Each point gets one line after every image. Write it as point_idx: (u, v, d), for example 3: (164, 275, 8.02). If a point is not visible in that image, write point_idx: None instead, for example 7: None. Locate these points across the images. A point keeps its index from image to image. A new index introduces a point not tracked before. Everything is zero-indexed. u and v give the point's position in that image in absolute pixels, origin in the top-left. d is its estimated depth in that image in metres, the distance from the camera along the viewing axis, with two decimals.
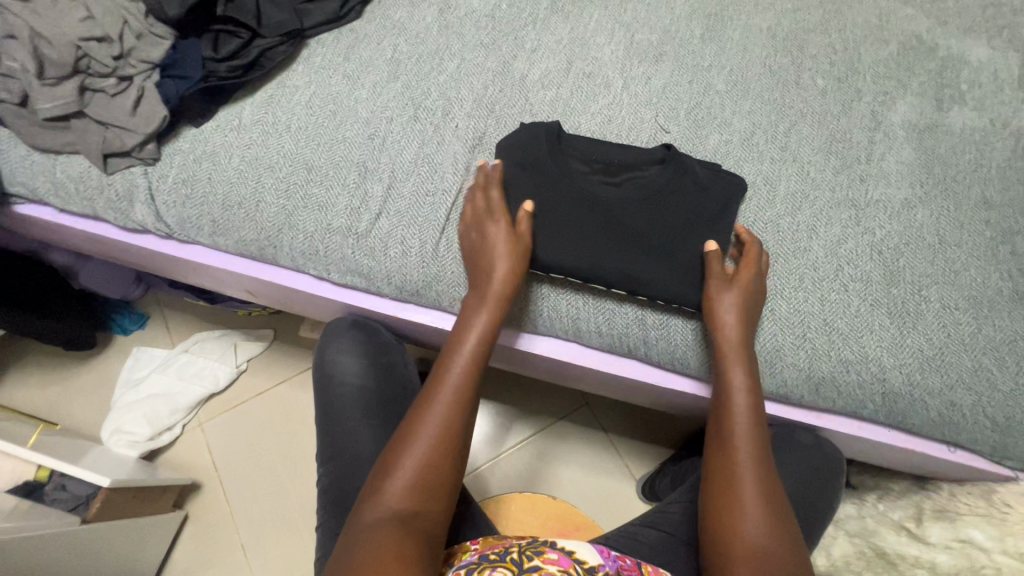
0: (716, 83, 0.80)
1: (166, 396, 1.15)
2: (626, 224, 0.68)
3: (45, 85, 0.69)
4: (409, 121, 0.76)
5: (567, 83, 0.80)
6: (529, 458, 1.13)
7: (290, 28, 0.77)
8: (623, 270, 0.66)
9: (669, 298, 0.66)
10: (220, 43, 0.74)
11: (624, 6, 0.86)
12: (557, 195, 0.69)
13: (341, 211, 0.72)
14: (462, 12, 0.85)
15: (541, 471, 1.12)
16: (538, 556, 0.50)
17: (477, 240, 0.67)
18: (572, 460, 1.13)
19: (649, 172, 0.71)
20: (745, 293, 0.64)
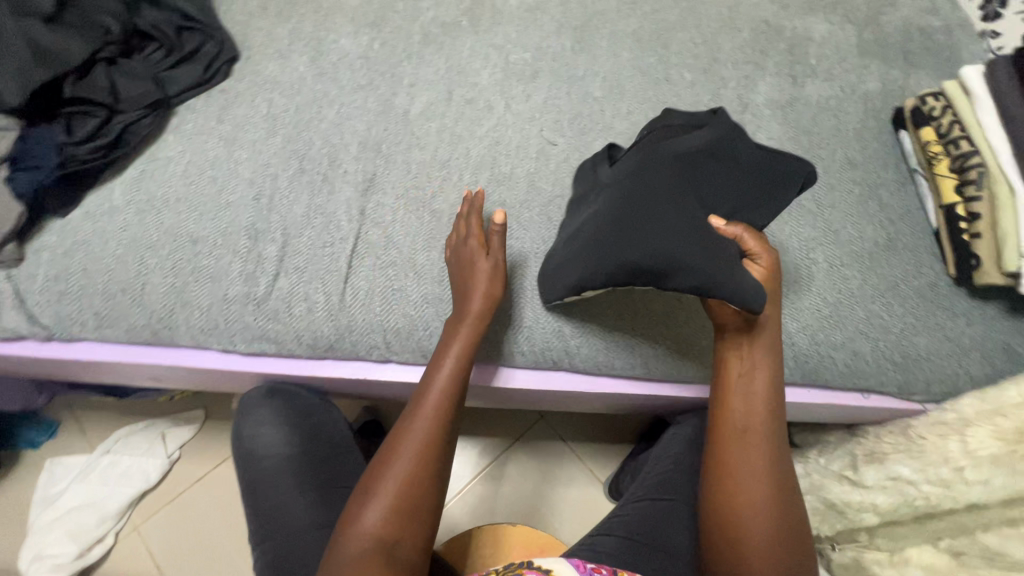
0: (593, 90, 0.84)
1: (91, 505, 1.06)
2: (656, 207, 0.58)
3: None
4: (295, 174, 0.75)
5: (451, 111, 0.81)
6: (492, 486, 1.10)
7: (153, 99, 0.74)
8: (636, 261, 0.56)
9: (700, 288, 0.53)
10: (76, 125, 0.69)
11: (495, 30, 0.88)
12: (634, 187, 0.60)
13: (236, 279, 0.68)
14: (335, 57, 0.84)
15: (506, 497, 1.10)
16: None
17: (456, 260, 0.66)
18: (534, 478, 1.11)
19: (694, 133, 0.62)
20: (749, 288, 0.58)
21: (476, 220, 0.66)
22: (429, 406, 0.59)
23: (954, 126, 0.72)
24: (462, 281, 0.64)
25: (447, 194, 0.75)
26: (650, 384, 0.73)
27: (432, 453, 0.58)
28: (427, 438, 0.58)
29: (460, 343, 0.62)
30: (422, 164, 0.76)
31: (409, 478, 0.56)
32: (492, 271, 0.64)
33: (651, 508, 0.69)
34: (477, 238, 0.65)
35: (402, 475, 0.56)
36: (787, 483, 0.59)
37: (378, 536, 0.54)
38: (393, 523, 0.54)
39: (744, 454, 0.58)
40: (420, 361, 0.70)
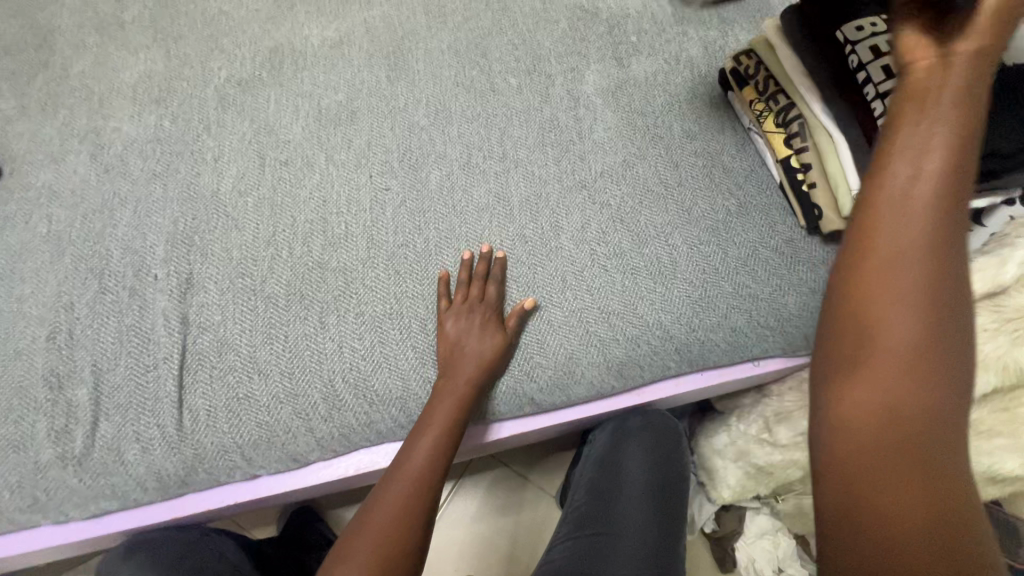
0: (418, 119, 0.78)
1: None
2: None
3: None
4: (95, 296, 0.65)
5: (266, 179, 0.73)
6: (453, 534, 1.06)
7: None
8: None
9: None
10: None
11: (299, 76, 0.81)
12: None
13: (44, 441, 0.58)
14: (119, 147, 0.74)
15: (470, 542, 1.05)
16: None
17: (449, 331, 0.63)
18: (492, 512, 1.08)
19: None
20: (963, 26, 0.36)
21: (488, 287, 0.66)
22: (412, 473, 0.58)
23: (770, 82, 0.72)
24: (443, 352, 0.63)
25: (279, 273, 0.67)
26: (547, 415, 0.68)
27: (410, 529, 0.54)
28: (408, 503, 0.56)
29: (449, 405, 0.60)
30: (244, 246, 0.68)
31: (386, 546, 0.52)
32: (483, 342, 0.63)
33: (578, 547, 0.61)
34: (492, 307, 0.65)
35: (378, 541, 0.53)
36: (944, 379, 0.34)
37: None
38: None
39: (890, 320, 0.35)
40: (292, 467, 0.63)
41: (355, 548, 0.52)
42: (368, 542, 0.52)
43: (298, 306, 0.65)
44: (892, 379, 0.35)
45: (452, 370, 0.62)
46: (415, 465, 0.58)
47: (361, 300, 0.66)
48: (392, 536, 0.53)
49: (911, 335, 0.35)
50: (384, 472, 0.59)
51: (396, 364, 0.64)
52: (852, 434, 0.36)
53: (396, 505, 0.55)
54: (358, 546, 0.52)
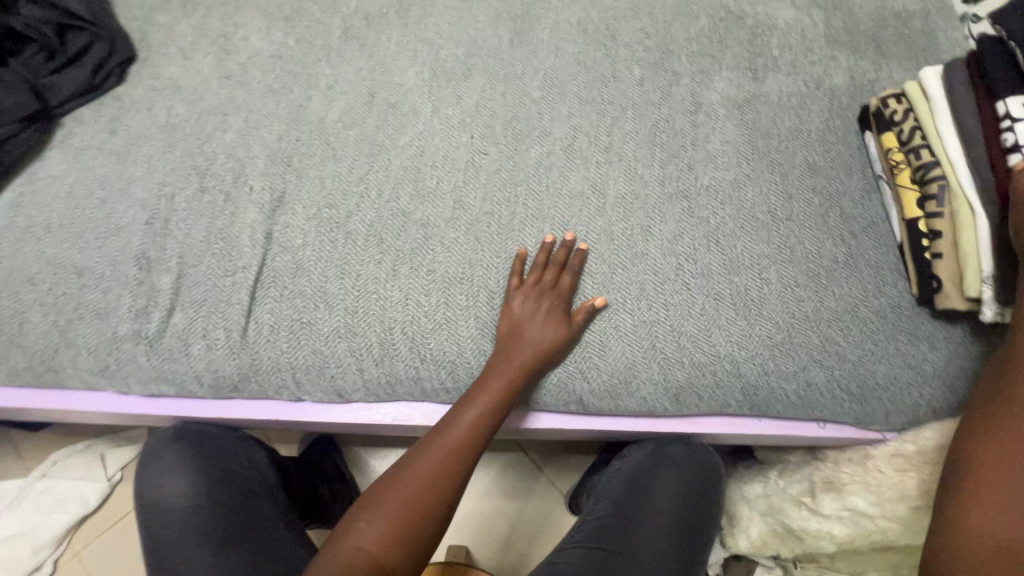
0: (531, 90, 0.76)
1: (27, 534, 1.02)
2: None
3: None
4: (195, 193, 0.67)
5: (372, 117, 0.73)
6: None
7: (29, 111, 0.66)
8: None
9: None
10: None
11: (425, 22, 0.80)
12: None
13: (124, 316, 0.62)
14: (244, 57, 0.76)
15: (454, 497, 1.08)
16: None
17: (514, 309, 0.62)
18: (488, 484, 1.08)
19: None
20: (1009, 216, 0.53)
21: (562, 276, 0.64)
22: (452, 442, 0.57)
23: (916, 133, 0.65)
24: (505, 329, 0.62)
25: (364, 212, 0.67)
26: (588, 418, 0.66)
27: (441, 496, 0.55)
28: (444, 473, 0.56)
29: (498, 385, 0.59)
30: (338, 178, 0.69)
31: (416, 509, 0.54)
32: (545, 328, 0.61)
33: (590, 559, 0.61)
34: (561, 296, 0.63)
35: (408, 501, 0.54)
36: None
37: (373, 558, 0.51)
38: (394, 548, 0.52)
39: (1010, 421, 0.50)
40: (335, 401, 0.65)
41: (387, 498, 0.54)
42: (400, 496, 0.54)
43: (375, 249, 0.66)
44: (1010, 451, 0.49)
45: (510, 350, 0.60)
46: (456, 434, 0.58)
47: (435, 259, 0.66)
48: (424, 497, 0.54)
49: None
50: (425, 433, 0.59)
51: (455, 330, 0.63)
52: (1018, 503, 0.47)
53: (431, 468, 0.56)
54: (389, 501, 0.54)
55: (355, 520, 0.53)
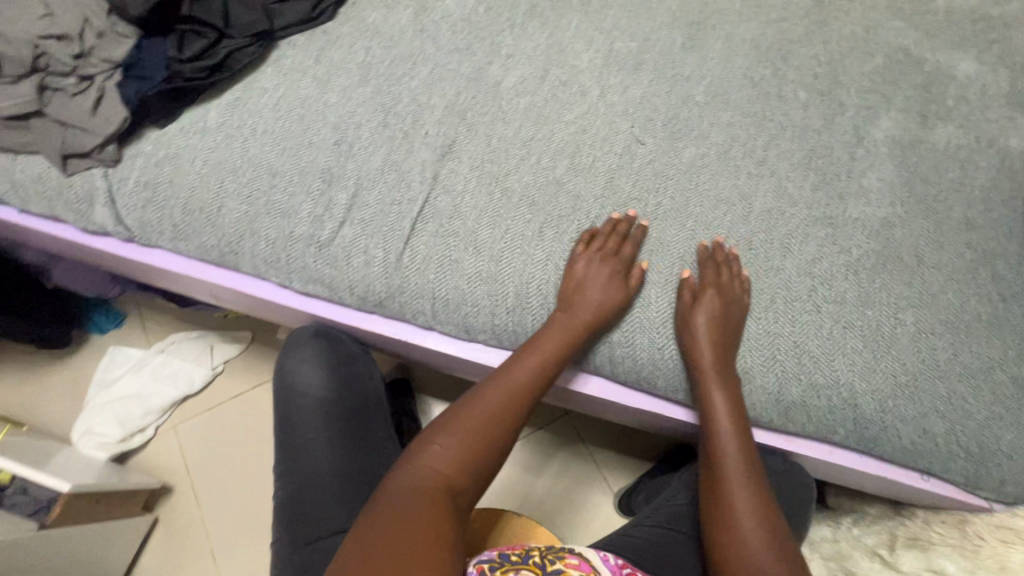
0: (696, 94, 0.78)
1: (139, 397, 1.15)
2: None
3: (4, 84, 0.68)
4: (378, 127, 0.75)
5: (543, 91, 0.78)
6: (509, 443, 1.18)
7: (259, 29, 0.75)
8: None
9: None
10: (187, 41, 0.71)
11: (605, 13, 0.84)
12: None
13: (304, 219, 0.70)
14: (438, 15, 0.82)
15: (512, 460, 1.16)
16: (562, 560, 0.55)
17: (578, 271, 0.66)
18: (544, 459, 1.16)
19: None
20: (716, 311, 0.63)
21: (624, 246, 0.68)
22: (514, 383, 0.63)
23: None
24: (568, 288, 0.66)
25: (522, 175, 0.73)
26: (690, 410, 0.69)
27: (507, 428, 0.61)
28: (505, 412, 0.62)
29: (557, 338, 0.64)
30: (504, 139, 0.75)
31: (479, 438, 0.60)
32: (587, 294, 0.65)
33: (663, 537, 0.68)
34: (621, 262, 0.66)
35: (473, 434, 0.60)
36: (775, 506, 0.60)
37: (445, 478, 0.57)
38: (461, 472, 0.58)
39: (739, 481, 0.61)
40: (461, 337, 0.70)
41: (456, 427, 0.60)
42: (467, 428, 0.60)
43: (527, 209, 0.71)
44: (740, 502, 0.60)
45: (568, 308, 0.65)
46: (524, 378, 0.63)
47: (579, 230, 0.70)
48: (489, 429, 0.60)
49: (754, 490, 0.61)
50: (490, 374, 0.65)
51: None
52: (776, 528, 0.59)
53: (492, 407, 0.62)
54: (455, 431, 0.60)
55: (424, 443, 0.60)
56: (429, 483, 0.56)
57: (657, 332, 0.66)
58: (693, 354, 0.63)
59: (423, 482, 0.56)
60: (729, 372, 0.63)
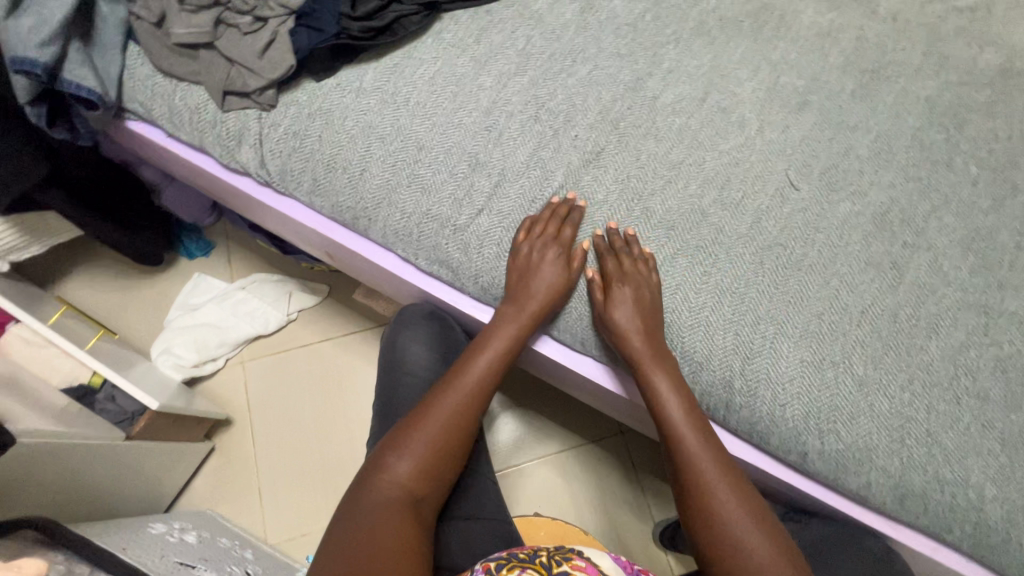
0: (860, 146, 0.74)
1: (217, 328, 1.18)
2: None
3: (184, 11, 0.69)
4: (529, 120, 0.74)
5: (700, 114, 0.75)
6: (565, 445, 1.19)
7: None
8: None
9: None
10: None
11: (775, 43, 0.80)
12: None
13: (443, 200, 0.70)
14: (603, 15, 0.80)
15: (566, 460, 1.17)
16: (568, 562, 0.50)
17: (521, 252, 0.67)
18: (598, 467, 1.17)
19: None
20: (646, 293, 0.64)
21: (563, 229, 0.68)
22: (469, 385, 0.64)
23: None
24: (519, 277, 0.66)
25: (666, 198, 0.70)
26: (794, 472, 0.66)
27: (465, 419, 0.63)
28: (459, 409, 0.63)
29: (510, 328, 0.66)
30: (653, 156, 0.72)
31: (437, 443, 0.60)
32: (534, 287, 0.65)
33: None
34: (563, 247, 0.67)
35: (432, 437, 0.60)
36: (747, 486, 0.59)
37: (404, 488, 0.58)
38: (421, 481, 0.59)
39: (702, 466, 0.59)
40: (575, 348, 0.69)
41: (410, 438, 0.60)
42: (423, 436, 0.60)
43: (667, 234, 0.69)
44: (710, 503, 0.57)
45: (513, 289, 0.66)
46: (472, 372, 0.65)
47: (717, 265, 0.67)
48: (455, 426, 0.62)
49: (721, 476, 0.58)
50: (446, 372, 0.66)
51: (713, 336, 0.65)
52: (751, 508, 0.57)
53: (445, 414, 0.62)
54: (413, 436, 0.60)
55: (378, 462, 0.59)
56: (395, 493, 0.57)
57: (782, 388, 0.63)
58: (640, 362, 0.62)
59: (387, 491, 0.57)
60: (670, 364, 0.63)
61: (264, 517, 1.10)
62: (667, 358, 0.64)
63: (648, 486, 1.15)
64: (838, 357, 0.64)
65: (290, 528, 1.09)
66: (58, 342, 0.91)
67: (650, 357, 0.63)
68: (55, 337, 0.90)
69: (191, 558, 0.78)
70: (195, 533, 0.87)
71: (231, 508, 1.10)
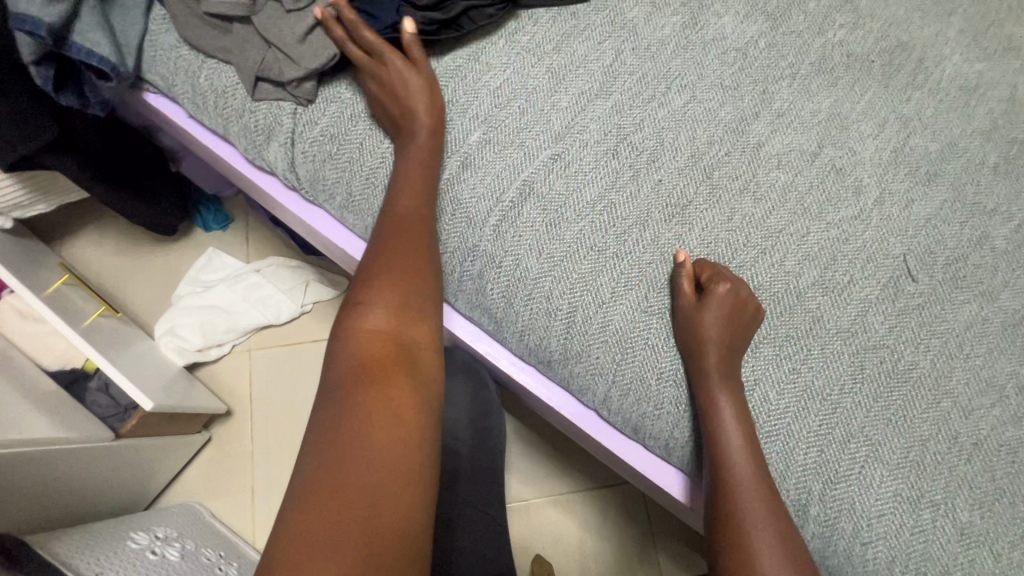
0: (996, 236, 0.62)
1: (226, 312, 1.11)
2: None
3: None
4: (607, 154, 0.62)
5: (810, 171, 0.63)
6: (581, 486, 1.09)
7: None
8: None
9: None
10: None
11: (909, 94, 0.67)
12: None
13: (492, 238, 0.59)
14: (710, 34, 0.67)
15: (583, 501, 1.08)
16: None
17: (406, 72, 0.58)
18: (615, 515, 1.08)
19: None
20: (730, 302, 0.55)
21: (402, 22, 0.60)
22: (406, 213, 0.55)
23: None
24: (395, 100, 0.59)
25: (757, 271, 0.59)
26: None
27: (422, 256, 0.54)
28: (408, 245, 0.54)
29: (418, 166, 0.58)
30: (749, 218, 0.61)
31: (399, 284, 0.51)
32: (414, 109, 0.58)
33: None
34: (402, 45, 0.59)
35: (390, 279, 0.51)
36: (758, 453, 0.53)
37: (380, 336, 0.48)
38: (396, 322, 0.49)
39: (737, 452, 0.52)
40: (625, 432, 0.60)
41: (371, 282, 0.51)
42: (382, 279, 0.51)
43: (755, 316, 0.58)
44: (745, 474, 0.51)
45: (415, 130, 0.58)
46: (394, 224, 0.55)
47: (808, 362, 0.57)
48: (410, 273, 0.52)
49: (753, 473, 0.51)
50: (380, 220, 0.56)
51: (792, 449, 0.55)
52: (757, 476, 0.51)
53: (400, 254, 0.53)
54: (373, 288, 0.50)
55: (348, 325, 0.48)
56: (374, 352, 0.47)
57: (867, 523, 0.53)
58: (708, 376, 0.54)
59: (362, 349, 0.47)
60: (733, 356, 0.55)
61: (254, 519, 1.04)
62: (733, 353, 0.55)
63: (662, 545, 1.06)
64: (939, 496, 0.54)
65: None
66: (50, 319, 0.83)
67: (712, 344, 0.54)
68: (46, 314, 0.82)
69: None
70: (178, 545, 0.81)
71: (221, 506, 1.05)
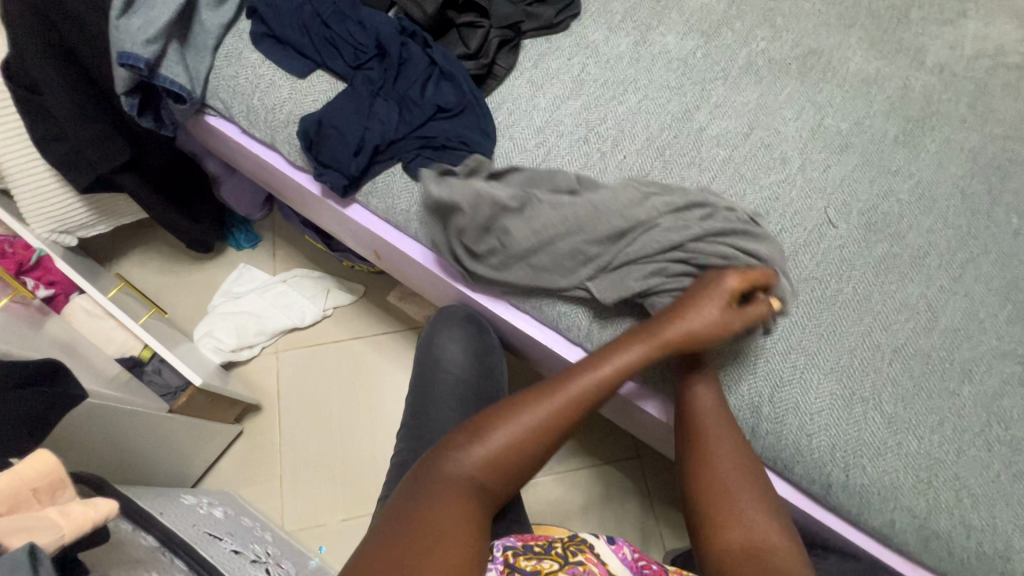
0: (900, 190, 0.76)
1: (257, 317, 1.24)
2: None
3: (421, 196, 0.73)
4: (579, 141, 0.77)
5: (744, 148, 0.78)
6: (582, 463, 1.18)
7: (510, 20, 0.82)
8: None
9: None
10: (468, 37, 0.81)
11: (821, 86, 0.83)
12: None
13: None
14: (657, 49, 0.84)
15: (584, 478, 1.17)
16: (581, 552, 0.55)
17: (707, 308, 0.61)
18: (615, 487, 1.16)
19: None
20: (729, 312, 0.61)
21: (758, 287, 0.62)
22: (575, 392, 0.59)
23: None
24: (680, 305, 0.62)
25: None
26: (814, 501, 0.67)
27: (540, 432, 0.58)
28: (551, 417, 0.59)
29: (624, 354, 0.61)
30: (696, 184, 0.75)
31: (514, 445, 0.58)
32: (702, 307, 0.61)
33: None
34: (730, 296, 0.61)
35: (510, 439, 0.58)
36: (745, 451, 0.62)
37: (470, 478, 0.56)
38: (489, 470, 0.57)
39: (717, 451, 0.62)
40: None
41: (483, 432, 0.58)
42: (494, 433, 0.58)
43: None
44: (727, 470, 0.61)
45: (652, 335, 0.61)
46: (571, 393, 0.59)
47: None
48: (517, 442, 0.58)
49: (733, 470, 0.61)
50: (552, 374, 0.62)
51: (744, 361, 0.67)
52: (731, 469, 0.61)
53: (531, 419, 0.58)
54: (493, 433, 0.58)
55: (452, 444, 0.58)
56: (463, 495, 0.55)
57: (809, 418, 0.64)
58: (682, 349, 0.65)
59: (455, 491, 0.55)
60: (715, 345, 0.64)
61: (282, 503, 1.13)
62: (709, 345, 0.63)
63: (662, 513, 1.14)
64: (868, 393, 0.65)
65: (305, 518, 1.12)
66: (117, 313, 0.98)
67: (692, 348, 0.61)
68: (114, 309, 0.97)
69: (218, 530, 0.81)
70: (221, 508, 0.91)
71: (253, 492, 1.14)
